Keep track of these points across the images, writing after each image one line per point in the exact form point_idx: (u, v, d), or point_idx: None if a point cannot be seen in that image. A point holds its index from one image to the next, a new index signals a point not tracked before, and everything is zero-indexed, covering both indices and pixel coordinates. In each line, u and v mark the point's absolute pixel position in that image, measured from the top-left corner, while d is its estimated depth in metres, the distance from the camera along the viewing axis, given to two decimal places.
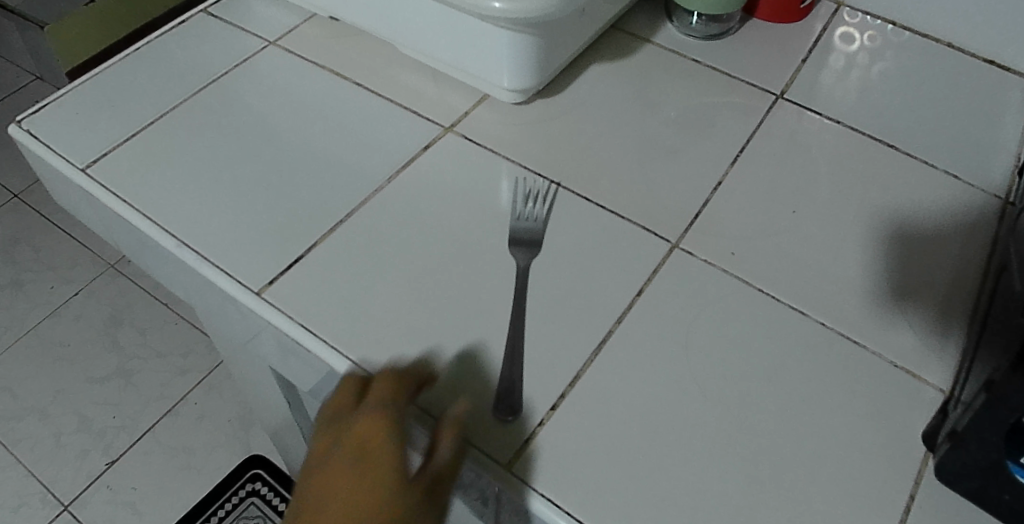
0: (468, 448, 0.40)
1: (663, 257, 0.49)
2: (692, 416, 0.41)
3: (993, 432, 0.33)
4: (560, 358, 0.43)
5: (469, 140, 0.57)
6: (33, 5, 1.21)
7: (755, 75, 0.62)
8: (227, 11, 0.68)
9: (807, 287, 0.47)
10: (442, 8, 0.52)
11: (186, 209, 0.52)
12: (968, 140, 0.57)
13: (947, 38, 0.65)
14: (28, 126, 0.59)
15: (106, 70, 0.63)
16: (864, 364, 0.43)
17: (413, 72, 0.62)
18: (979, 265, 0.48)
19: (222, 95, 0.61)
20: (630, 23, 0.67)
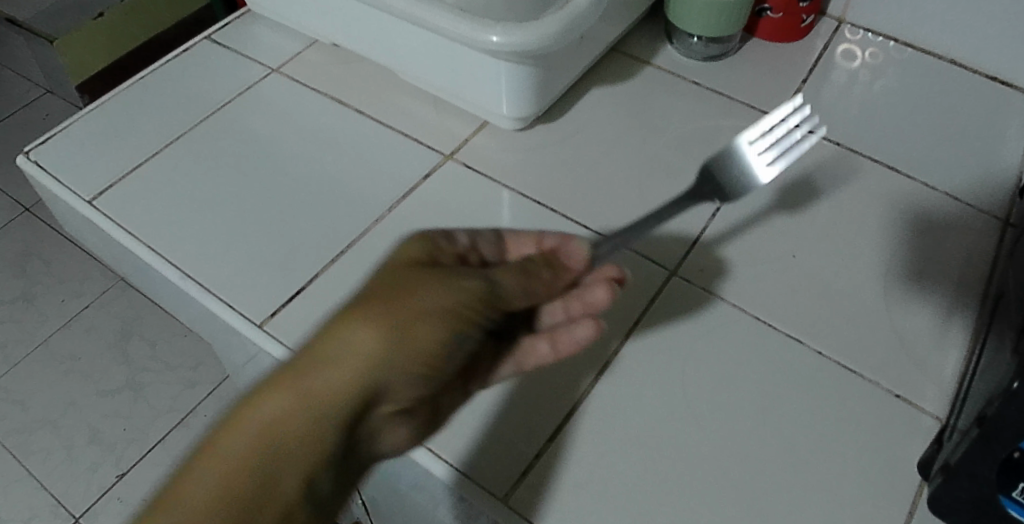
0: (467, 481, 0.41)
1: (661, 285, 0.49)
2: (686, 447, 0.42)
3: (985, 466, 0.33)
4: (558, 390, 0.44)
5: (469, 168, 0.57)
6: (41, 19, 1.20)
7: (754, 97, 0.62)
8: (231, 39, 0.70)
9: (805, 314, 0.47)
10: (441, 40, 0.53)
11: (190, 239, 0.53)
12: (970, 160, 0.57)
13: (949, 54, 0.65)
14: (35, 156, 0.60)
15: (112, 100, 0.65)
16: (859, 392, 0.44)
17: (414, 97, 0.63)
18: (978, 290, 0.48)
19: (225, 123, 0.62)
20: (630, 45, 0.67)
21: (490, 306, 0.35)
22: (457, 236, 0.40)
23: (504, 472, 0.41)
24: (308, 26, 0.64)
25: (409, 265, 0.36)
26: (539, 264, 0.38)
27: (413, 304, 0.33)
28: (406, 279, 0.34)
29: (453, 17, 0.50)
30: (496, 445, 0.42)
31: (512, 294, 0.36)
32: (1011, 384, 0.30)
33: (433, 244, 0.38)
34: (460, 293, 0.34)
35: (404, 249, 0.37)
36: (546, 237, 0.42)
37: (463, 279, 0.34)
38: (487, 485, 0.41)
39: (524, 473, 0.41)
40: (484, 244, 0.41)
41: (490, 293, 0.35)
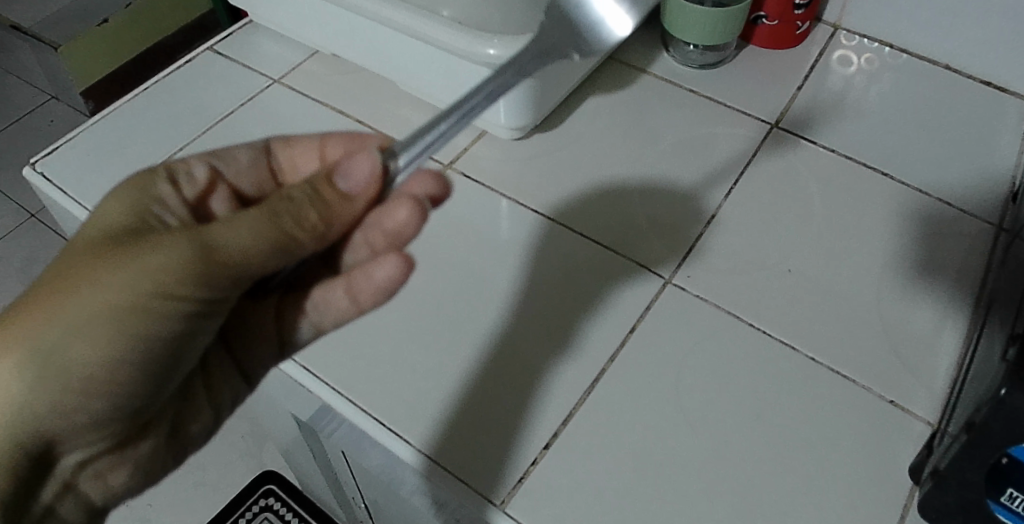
0: (464, 488, 0.41)
1: (656, 293, 0.50)
2: (680, 453, 0.42)
3: (974, 473, 0.34)
4: (554, 397, 0.45)
5: (467, 177, 0.58)
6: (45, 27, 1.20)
7: (750, 104, 0.63)
8: (233, 49, 0.71)
9: (799, 321, 0.48)
10: (440, 53, 0.54)
11: None
12: (964, 165, 0.58)
13: (944, 60, 0.65)
14: (41, 167, 0.61)
15: (116, 111, 0.66)
16: (853, 399, 0.44)
17: (414, 107, 0.64)
18: (970, 295, 0.49)
19: (227, 133, 0.63)
20: (627, 53, 0.68)
21: (216, 267, 0.31)
22: (194, 169, 0.39)
23: (501, 479, 0.42)
24: (309, 36, 0.64)
25: (85, 234, 0.33)
26: (300, 197, 0.32)
27: (92, 278, 0.31)
28: (80, 260, 0.32)
29: (451, 31, 0.51)
30: (493, 453, 0.43)
31: (253, 249, 0.31)
32: (999, 391, 0.30)
33: (165, 179, 0.37)
34: (167, 257, 0.30)
35: (108, 201, 0.35)
36: (329, 140, 0.42)
37: (162, 247, 0.31)
38: (484, 492, 0.41)
39: (520, 479, 0.42)
40: (222, 162, 0.40)
41: (201, 251, 0.30)
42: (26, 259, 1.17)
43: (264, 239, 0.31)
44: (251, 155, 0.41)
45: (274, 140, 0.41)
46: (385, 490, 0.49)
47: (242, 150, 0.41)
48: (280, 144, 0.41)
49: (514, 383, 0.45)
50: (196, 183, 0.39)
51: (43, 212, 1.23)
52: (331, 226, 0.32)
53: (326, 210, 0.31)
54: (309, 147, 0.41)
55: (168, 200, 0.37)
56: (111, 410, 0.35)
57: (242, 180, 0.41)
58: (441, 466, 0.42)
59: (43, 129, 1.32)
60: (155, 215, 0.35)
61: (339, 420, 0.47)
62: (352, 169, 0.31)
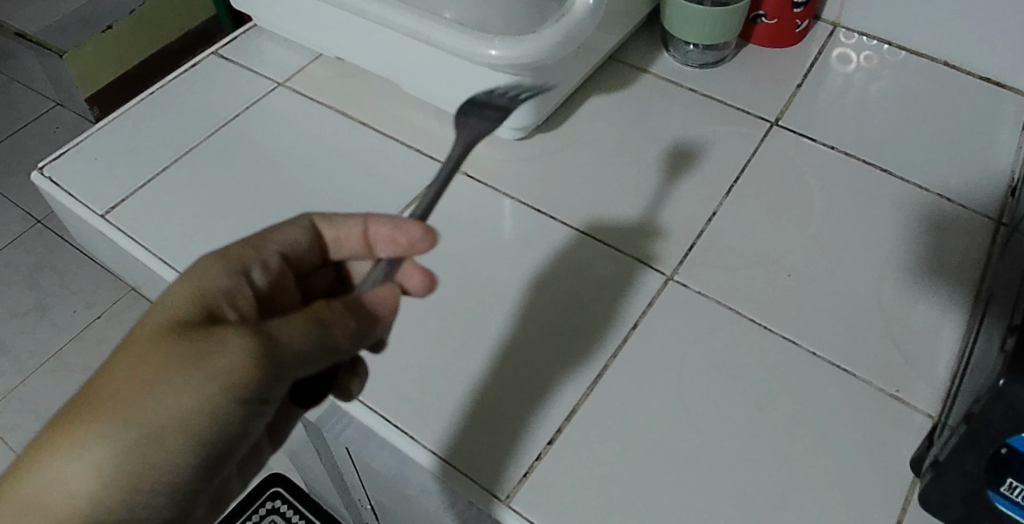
0: (470, 484, 0.42)
1: (659, 289, 0.50)
2: (684, 448, 0.43)
3: (973, 464, 0.34)
4: (558, 393, 0.45)
5: (470, 177, 0.59)
6: (50, 33, 1.21)
7: (751, 102, 0.63)
8: (238, 53, 0.72)
9: (800, 317, 0.48)
10: (442, 54, 0.55)
11: (202, 250, 0.55)
12: (964, 161, 0.58)
13: (943, 56, 0.65)
14: (49, 172, 0.62)
15: (122, 116, 0.66)
16: (854, 392, 0.44)
17: (417, 108, 0.65)
18: (970, 289, 0.49)
19: (232, 136, 0.63)
20: (628, 53, 0.68)
21: (274, 369, 0.30)
22: (268, 259, 0.36)
23: (506, 475, 0.42)
24: (312, 40, 0.65)
25: (142, 329, 0.31)
26: (340, 308, 0.33)
27: (153, 386, 0.29)
28: (133, 361, 0.30)
29: (454, 32, 0.52)
30: (498, 449, 0.43)
31: (306, 352, 0.31)
32: (997, 382, 0.31)
33: (243, 277, 0.35)
34: (233, 362, 0.29)
35: (163, 294, 0.32)
36: (372, 223, 0.39)
37: (221, 349, 0.29)
38: (490, 487, 0.42)
39: (525, 474, 0.42)
40: (274, 239, 0.37)
41: (261, 352, 0.29)
42: (34, 263, 1.18)
43: (312, 340, 0.31)
44: (299, 237, 0.38)
45: (318, 219, 0.39)
46: (391, 487, 0.50)
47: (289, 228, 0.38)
48: (325, 223, 0.39)
49: (517, 381, 0.46)
50: (269, 271, 0.36)
51: (50, 217, 1.24)
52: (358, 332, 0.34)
53: (363, 326, 0.34)
54: (354, 226, 0.39)
55: (235, 289, 0.34)
56: (152, 514, 0.32)
57: (294, 259, 0.39)
58: (447, 462, 0.43)
59: (49, 134, 1.32)
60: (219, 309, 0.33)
61: (346, 417, 0.47)
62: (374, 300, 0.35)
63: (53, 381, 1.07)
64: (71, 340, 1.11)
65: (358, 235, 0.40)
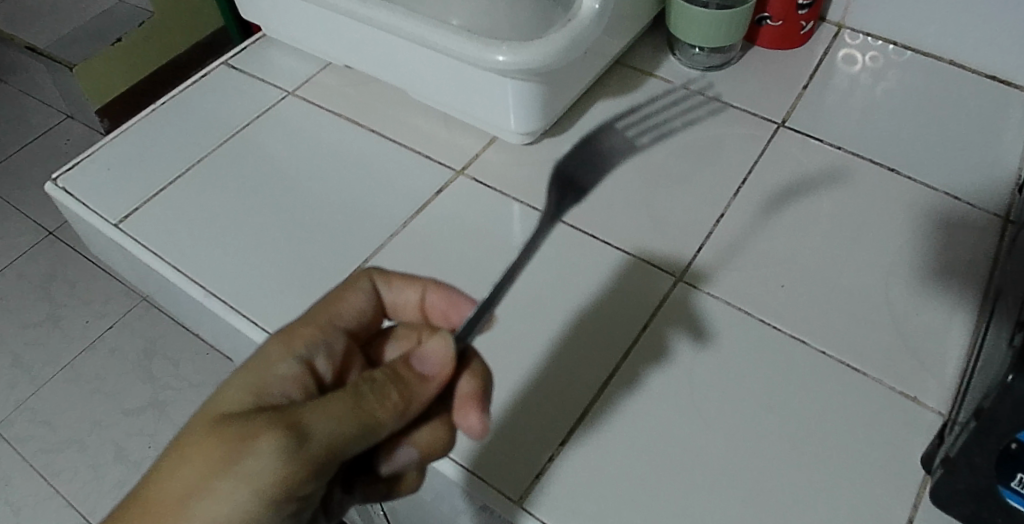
0: (483, 486, 0.42)
1: (668, 291, 0.51)
2: (694, 448, 0.43)
3: (983, 459, 0.34)
4: (569, 394, 0.46)
5: (479, 183, 0.59)
6: (59, 45, 1.22)
7: (757, 104, 0.64)
8: (247, 63, 0.72)
9: (809, 317, 0.49)
10: (451, 61, 0.55)
11: (214, 257, 0.56)
12: (971, 159, 0.58)
13: (947, 55, 0.66)
14: (63, 183, 0.63)
15: (133, 127, 0.67)
16: (864, 391, 0.45)
17: (426, 115, 0.65)
18: (979, 287, 0.49)
19: (243, 145, 0.64)
20: (634, 57, 0.69)
21: (312, 458, 0.30)
22: (335, 342, 0.37)
23: (519, 476, 0.43)
24: (322, 49, 0.66)
25: (187, 428, 0.31)
26: (382, 377, 0.32)
27: (211, 482, 0.29)
28: (187, 456, 0.30)
29: (461, 39, 0.52)
30: (511, 452, 0.43)
31: (345, 435, 0.30)
32: (1006, 377, 0.31)
33: (302, 358, 0.35)
34: (268, 466, 0.29)
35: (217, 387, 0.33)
36: (432, 292, 0.41)
37: (253, 453, 0.29)
38: (503, 488, 0.42)
39: (538, 476, 0.42)
40: (342, 310, 0.38)
41: (299, 449, 0.29)
42: (46, 274, 1.19)
43: (352, 419, 0.31)
44: (362, 301, 0.39)
45: (379, 280, 0.40)
46: (405, 491, 0.50)
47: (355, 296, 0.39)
48: (384, 284, 0.40)
49: (528, 383, 0.46)
50: (334, 359, 0.36)
51: (61, 228, 1.25)
52: (403, 398, 0.32)
53: (408, 387, 0.33)
54: (410, 294, 0.40)
55: (292, 378, 0.34)
56: None
57: (359, 327, 0.39)
58: (460, 464, 0.43)
59: (60, 147, 1.34)
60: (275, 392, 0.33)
61: None
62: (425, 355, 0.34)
63: (67, 392, 1.08)
64: (85, 351, 1.12)
65: (412, 301, 0.41)
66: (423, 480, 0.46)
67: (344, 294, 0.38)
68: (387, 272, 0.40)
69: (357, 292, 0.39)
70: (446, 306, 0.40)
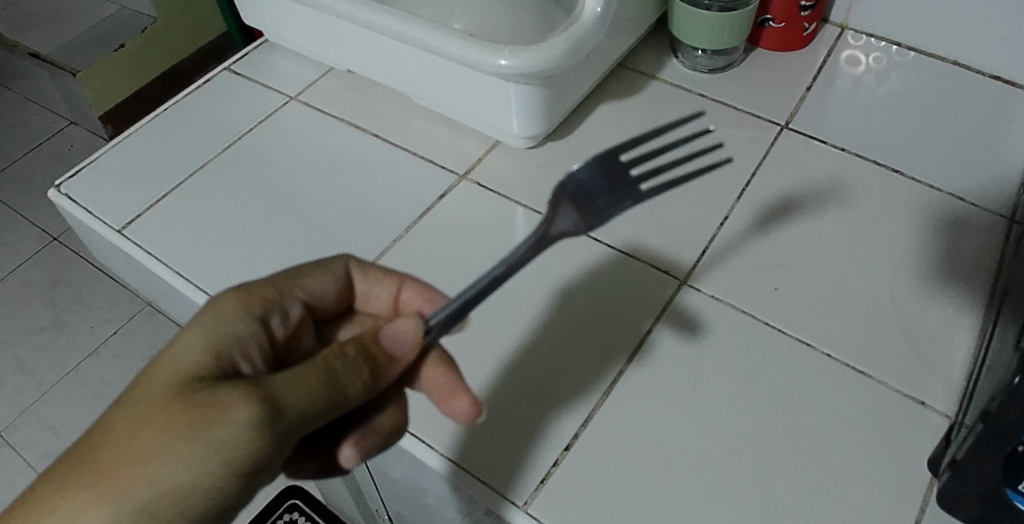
0: (486, 490, 0.42)
1: (672, 294, 0.50)
2: (699, 451, 0.43)
3: (990, 462, 0.34)
4: (573, 398, 0.45)
5: (482, 187, 0.59)
6: (62, 52, 1.22)
7: (760, 106, 0.64)
8: (250, 68, 0.73)
9: (814, 319, 0.48)
10: (453, 65, 0.55)
11: (218, 262, 0.56)
12: (975, 160, 0.58)
13: (951, 55, 0.65)
14: (67, 190, 0.63)
15: (137, 133, 0.67)
16: (869, 393, 0.44)
17: (428, 119, 0.65)
18: (984, 288, 0.49)
19: (246, 151, 0.64)
20: (637, 60, 0.69)
21: (281, 430, 0.30)
22: (289, 309, 0.37)
23: (523, 481, 0.42)
24: (324, 54, 0.66)
25: (148, 389, 0.30)
26: (354, 354, 0.33)
27: (171, 445, 0.29)
28: (148, 416, 0.29)
29: (464, 43, 0.52)
30: (514, 456, 0.43)
31: (313, 407, 0.30)
32: (1013, 380, 0.31)
33: (257, 322, 0.35)
34: (238, 435, 0.29)
35: (174, 343, 0.32)
36: (407, 286, 0.41)
37: (223, 419, 0.28)
38: (507, 493, 0.42)
39: (543, 480, 0.42)
40: (305, 285, 0.38)
41: (269, 421, 0.29)
42: (51, 280, 1.20)
43: (321, 392, 0.31)
44: (329, 286, 0.39)
45: (353, 265, 0.40)
46: (409, 496, 0.50)
47: (321, 277, 0.39)
48: (359, 272, 0.41)
49: (531, 388, 0.46)
50: (289, 323, 0.37)
51: (66, 234, 1.25)
52: (372, 376, 0.33)
53: (376, 366, 0.33)
54: (386, 287, 0.41)
55: (252, 342, 0.34)
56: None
57: (319, 304, 0.39)
58: (464, 469, 0.43)
59: (64, 153, 1.34)
60: (235, 360, 0.33)
61: None
62: (395, 337, 0.34)
63: (71, 397, 1.08)
64: (89, 357, 1.12)
65: (384, 297, 0.41)
66: (426, 485, 0.46)
67: (312, 272, 0.39)
68: (364, 262, 0.41)
69: (327, 273, 0.39)
70: (422, 300, 0.41)
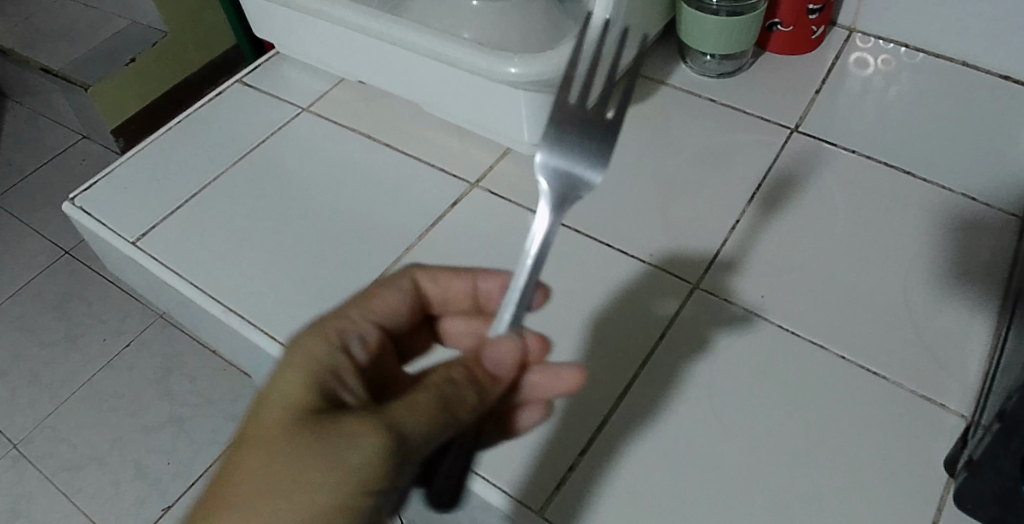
0: (503, 496, 0.43)
1: (685, 298, 0.51)
2: (714, 454, 0.43)
3: (1006, 461, 0.34)
4: (587, 404, 0.46)
5: (494, 194, 0.60)
6: (74, 68, 1.24)
7: (769, 110, 0.64)
8: (262, 80, 0.74)
9: (827, 322, 0.48)
10: (463, 75, 0.56)
11: (232, 273, 0.57)
12: (988, 160, 0.58)
13: (960, 56, 0.65)
14: (81, 203, 0.64)
15: (149, 146, 0.68)
16: (883, 395, 0.44)
17: (439, 128, 0.66)
18: (999, 288, 0.49)
19: (258, 162, 0.65)
20: (645, 66, 0.69)
21: (409, 456, 0.30)
22: (370, 331, 0.38)
23: (539, 487, 0.43)
24: (335, 66, 0.67)
25: (268, 426, 0.30)
26: (461, 378, 0.33)
27: (303, 477, 0.29)
28: (276, 451, 0.29)
29: (473, 53, 0.53)
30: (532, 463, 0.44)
31: (432, 431, 0.31)
32: None
33: (340, 347, 0.35)
34: (366, 463, 0.29)
35: (275, 380, 0.33)
36: (481, 277, 0.43)
37: (351, 449, 0.29)
38: (522, 499, 0.43)
39: (558, 486, 0.43)
40: (381, 305, 0.39)
41: (397, 447, 0.29)
42: (64, 293, 1.21)
43: (440, 414, 0.31)
44: (404, 299, 0.40)
45: (420, 275, 0.42)
46: None
47: (392, 293, 0.40)
48: (426, 281, 0.42)
49: None
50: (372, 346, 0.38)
51: (78, 247, 1.27)
52: (483, 390, 0.34)
53: (483, 379, 0.34)
54: (455, 285, 0.42)
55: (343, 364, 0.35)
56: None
57: (393, 322, 0.40)
58: (481, 475, 0.44)
59: (76, 167, 1.36)
60: (335, 387, 0.33)
61: None
62: (496, 356, 0.35)
63: (85, 410, 1.09)
64: (102, 369, 1.13)
65: (455, 298, 0.43)
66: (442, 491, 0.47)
67: (382, 293, 0.40)
68: (426, 267, 0.42)
69: (394, 289, 0.40)
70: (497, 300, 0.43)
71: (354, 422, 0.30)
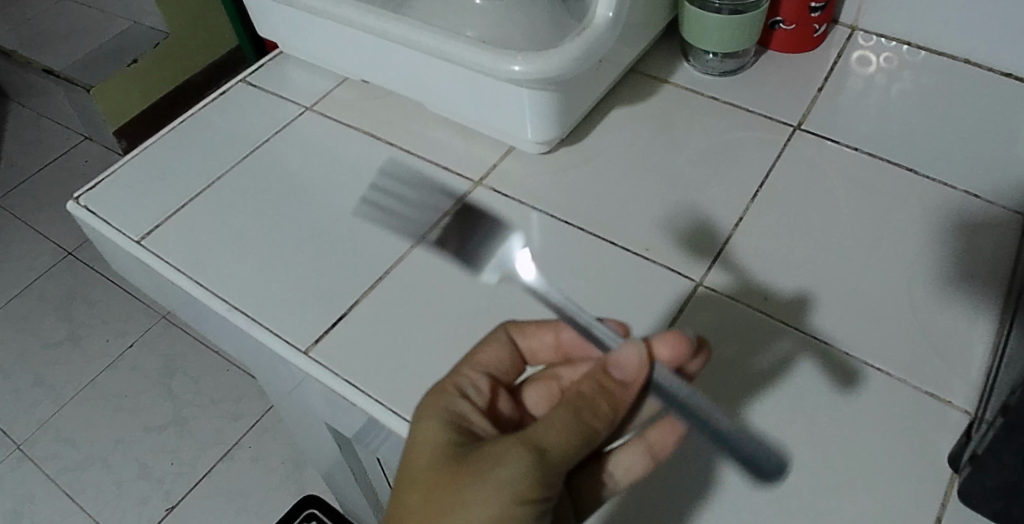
0: None
1: (688, 295, 0.51)
2: (718, 451, 0.43)
3: (1010, 456, 0.34)
4: None
5: (498, 193, 0.60)
6: (77, 69, 1.24)
7: (772, 108, 0.64)
8: (265, 80, 0.74)
9: (831, 319, 0.49)
10: (467, 73, 0.56)
11: (236, 271, 0.57)
12: (991, 158, 0.58)
13: (962, 54, 0.65)
14: (86, 202, 0.64)
15: (153, 145, 0.69)
16: (886, 391, 0.45)
17: (443, 127, 0.66)
18: (1002, 285, 0.49)
19: (262, 161, 0.65)
20: (648, 64, 0.69)
21: (554, 472, 0.33)
22: (480, 384, 0.40)
23: None
24: (339, 65, 0.67)
25: (420, 470, 0.35)
26: (592, 390, 0.35)
27: (462, 505, 0.32)
28: (432, 488, 0.33)
29: (478, 51, 0.53)
30: None
31: (572, 446, 0.34)
32: None
33: (462, 399, 0.38)
34: (514, 482, 0.32)
35: (417, 432, 0.36)
36: (563, 330, 0.43)
37: (499, 471, 0.32)
38: None
39: None
40: (483, 358, 0.41)
41: (540, 462, 0.32)
42: (68, 293, 1.22)
43: (577, 429, 0.34)
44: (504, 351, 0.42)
45: (512, 328, 0.43)
46: None
47: (490, 347, 0.42)
48: (519, 333, 0.43)
49: None
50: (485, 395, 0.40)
51: (81, 248, 1.27)
52: (617, 400, 0.35)
53: (614, 390, 0.35)
54: (545, 335, 0.43)
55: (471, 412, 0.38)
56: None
57: (500, 374, 0.41)
58: None
59: (79, 168, 1.36)
60: (467, 430, 0.36)
61: (384, 431, 0.48)
62: (623, 363, 0.36)
63: (89, 409, 1.09)
64: (106, 369, 1.13)
65: (549, 345, 0.43)
66: None
67: (482, 348, 0.41)
68: (518, 322, 0.43)
69: (493, 342, 0.42)
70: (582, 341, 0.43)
71: (498, 450, 0.33)
